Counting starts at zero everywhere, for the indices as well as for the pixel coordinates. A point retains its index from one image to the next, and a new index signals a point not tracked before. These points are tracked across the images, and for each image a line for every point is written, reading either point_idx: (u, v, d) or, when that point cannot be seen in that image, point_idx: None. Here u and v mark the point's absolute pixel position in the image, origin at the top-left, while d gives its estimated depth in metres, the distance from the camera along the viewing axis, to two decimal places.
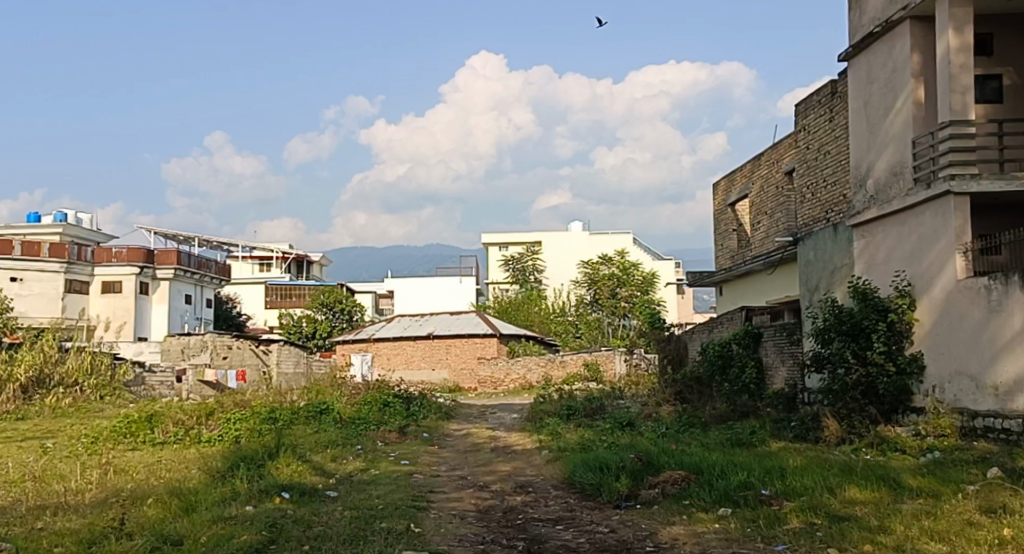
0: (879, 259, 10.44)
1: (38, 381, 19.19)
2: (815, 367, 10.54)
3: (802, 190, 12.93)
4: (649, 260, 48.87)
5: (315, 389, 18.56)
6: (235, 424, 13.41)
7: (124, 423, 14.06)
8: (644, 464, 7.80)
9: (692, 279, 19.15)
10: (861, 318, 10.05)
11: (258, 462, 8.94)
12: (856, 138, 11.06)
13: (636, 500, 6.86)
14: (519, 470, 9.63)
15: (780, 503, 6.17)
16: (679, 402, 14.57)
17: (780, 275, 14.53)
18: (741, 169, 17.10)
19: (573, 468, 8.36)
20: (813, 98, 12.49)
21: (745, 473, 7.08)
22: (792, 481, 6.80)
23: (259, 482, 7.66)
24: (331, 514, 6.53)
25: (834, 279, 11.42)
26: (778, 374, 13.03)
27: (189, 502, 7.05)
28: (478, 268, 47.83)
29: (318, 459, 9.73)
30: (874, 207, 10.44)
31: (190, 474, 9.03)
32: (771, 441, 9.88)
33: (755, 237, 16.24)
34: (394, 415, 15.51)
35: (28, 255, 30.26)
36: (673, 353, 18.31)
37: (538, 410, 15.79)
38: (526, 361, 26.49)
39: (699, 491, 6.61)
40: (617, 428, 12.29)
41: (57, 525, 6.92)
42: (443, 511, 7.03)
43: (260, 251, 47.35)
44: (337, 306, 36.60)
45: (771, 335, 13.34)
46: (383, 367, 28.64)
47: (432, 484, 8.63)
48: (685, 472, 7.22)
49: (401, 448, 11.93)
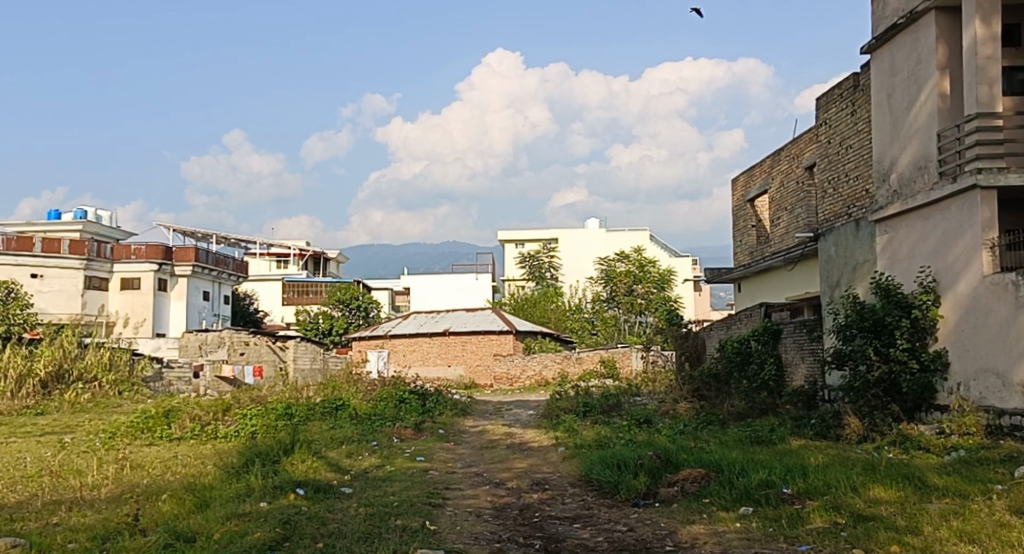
0: (902, 254, 10.23)
1: (58, 376, 19.34)
2: (836, 364, 10.36)
3: (823, 185, 12.72)
4: (666, 256, 48.64)
5: (331, 385, 18.57)
6: (251, 420, 13.41)
7: (141, 418, 14.11)
8: (662, 461, 7.68)
9: (710, 275, 18.97)
10: (884, 314, 9.84)
11: (273, 457, 8.91)
12: (878, 132, 10.85)
13: (655, 499, 6.74)
14: (535, 467, 9.54)
15: (802, 502, 6.03)
16: (696, 398, 14.40)
17: (800, 271, 14.33)
18: (760, 163, 16.88)
19: (590, 465, 8.26)
20: (834, 91, 12.28)
21: (767, 471, 6.94)
22: (815, 480, 6.66)
23: (273, 478, 7.62)
24: (345, 511, 6.47)
25: (856, 275, 11.22)
26: (798, 371, 12.84)
27: (203, 498, 7.02)
28: (494, 264, 47.78)
29: (334, 456, 9.69)
30: (897, 202, 10.23)
31: (206, 470, 9.01)
32: (791, 439, 9.72)
33: (774, 233, 16.03)
34: (409, 412, 15.48)
35: (49, 252, 30.55)
36: (691, 350, 18.15)
37: (554, 407, 15.68)
38: (542, 357, 26.42)
39: (719, 490, 6.48)
40: (634, 425, 12.16)
41: (72, 520, 6.91)
42: (458, 509, 6.95)
43: (277, 248, 47.56)
44: (354, 302, 36.67)
45: (790, 332, 13.15)
46: (400, 363, 28.67)
47: (448, 481, 8.56)
48: (705, 470, 7.09)
49: (417, 444, 11.88)
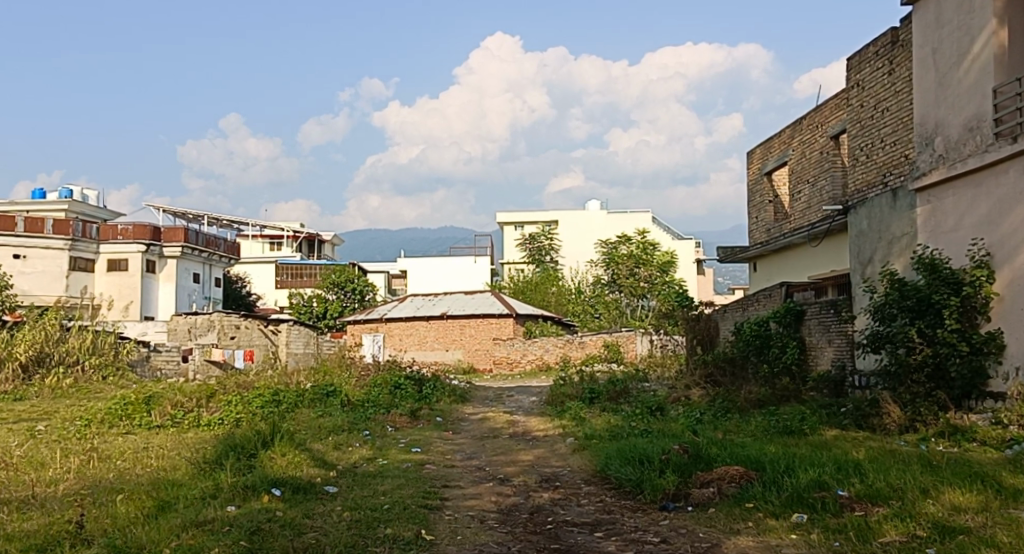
0: (947, 226, 9.26)
1: (37, 360, 18.35)
2: (873, 347, 9.44)
3: (853, 153, 11.70)
4: (668, 239, 47.56)
5: (323, 370, 17.62)
6: (235, 408, 12.46)
7: (119, 405, 13.16)
8: (692, 457, 6.70)
9: (723, 254, 17.98)
10: (930, 293, 8.86)
11: (250, 451, 7.93)
12: (921, 92, 9.83)
13: (687, 502, 5.79)
14: (544, 461, 8.57)
15: (866, 509, 5.07)
16: (710, 384, 13.44)
17: (825, 248, 13.36)
18: (778, 134, 15.86)
19: (606, 460, 7.34)
20: (869, 49, 11.24)
21: (816, 469, 5.97)
22: (874, 480, 5.68)
23: (246, 476, 6.62)
24: (327, 517, 5.54)
25: (892, 249, 10.28)
26: (823, 355, 11.91)
27: (165, 500, 6.07)
28: (492, 247, 46.80)
29: (320, 449, 8.72)
30: (942, 168, 9.27)
31: (177, 464, 8.03)
32: (823, 430, 8.84)
33: (794, 208, 15.05)
34: (405, 398, 14.55)
35: (31, 232, 29.52)
36: (703, 332, 17.21)
37: (558, 392, 14.76)
38: (543, 342, 25.48)
39: (763, 493, 5.52)
40: (647, 414, 11.22)
41: (12, 525, 5.95)
42: (459, 513, 6.01)
43: (271, 230, 46.58)
44: (349, 285, 35.73)
45: (815, 313, 12.22)
46: (396, 347, 27.77)
47: (446, 477, 7.60)
48: (743, 468, 6.11)
49: (413, 434, 10.95)
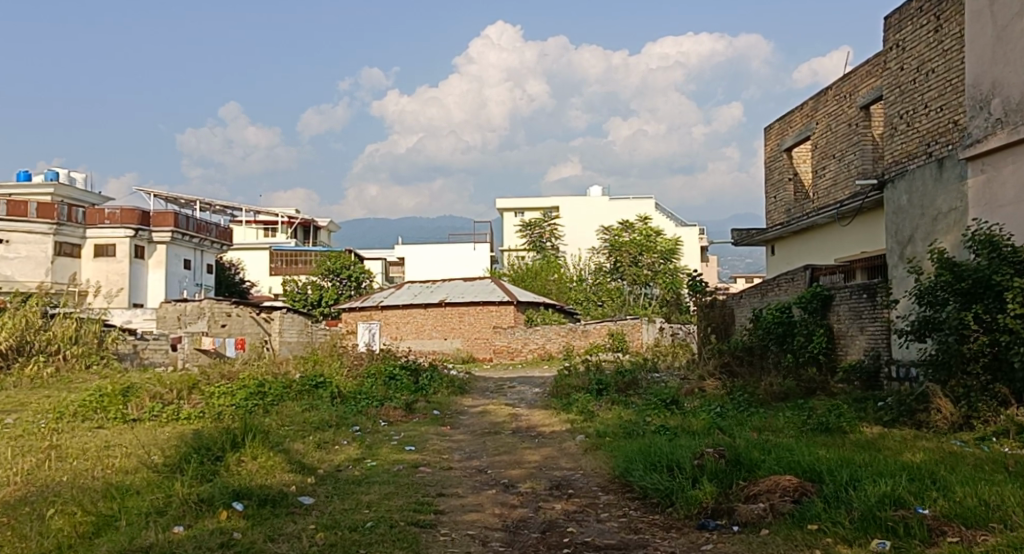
0: (1007, 198, 8.24)
1: (16, 349, 17.31)
2: (918, 335, 8.43)
3: (891, 121, 10.59)
4: (672, 227, 46.52)
5: (312, 359, 16.63)
6: (217, 402, 11.45)
7: (94, 397, 12.12)
8: (730, 462, 5.69)
9: (737, 237, 16.90)
10: (989, 272, 7.75)
11: (216, 453, 6.90)
12: (975, 50, 8.79)
13: (732, 520, 4.81)
14: (552, 462, 7.58)
15: (963, 534, 4.09)
16: (726, 375, 12.45)
17: (856, 228, 12.32)
18: (799, 107, 14.81)
19: (626, 462, 6.34)
20: (910, 5, 10.16)
21: (887, 481, 4.94)
22: (961, 492, 4.69)
23: (205, 486, 5.63)
24: (294, 540, 4.54)
25: (939, 226, 9.26)
26: (853, 344, 10.90)
27: (107, 516, 5.09)
28: (492, 234, 45.70)
29: (300, 449, 7.71)
30: (1001, 132, 8.23)
31: (136, 468, 6.99)
32: (864, 427, 7.91)
33: (819, 186, 14.02)
34: (401, 390, 13.55)
35: (15, 215, 28.41)
36: (718, 320, 16.22)
37: (564, 384, 13.75)
38: (545, 330, 24.37)
39: (828, 513, 4.50)
40: (662, 407, 10.24)
41: None
42: (456, 531, 5.01)
43: (266, 216, 45.52)
44: (344, 273, 34.67)
45: (844, 298, 11.20)
46: (392, 336, 26.83)
47: (443, 483, 6.60)
48: (796, 478, 5.12)
49: (407, 429, 9.95)
